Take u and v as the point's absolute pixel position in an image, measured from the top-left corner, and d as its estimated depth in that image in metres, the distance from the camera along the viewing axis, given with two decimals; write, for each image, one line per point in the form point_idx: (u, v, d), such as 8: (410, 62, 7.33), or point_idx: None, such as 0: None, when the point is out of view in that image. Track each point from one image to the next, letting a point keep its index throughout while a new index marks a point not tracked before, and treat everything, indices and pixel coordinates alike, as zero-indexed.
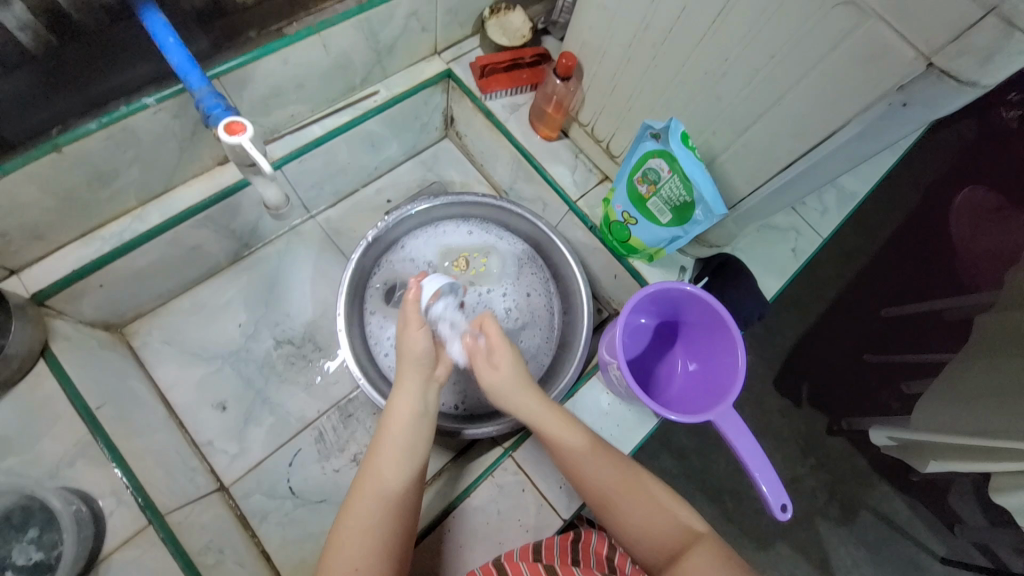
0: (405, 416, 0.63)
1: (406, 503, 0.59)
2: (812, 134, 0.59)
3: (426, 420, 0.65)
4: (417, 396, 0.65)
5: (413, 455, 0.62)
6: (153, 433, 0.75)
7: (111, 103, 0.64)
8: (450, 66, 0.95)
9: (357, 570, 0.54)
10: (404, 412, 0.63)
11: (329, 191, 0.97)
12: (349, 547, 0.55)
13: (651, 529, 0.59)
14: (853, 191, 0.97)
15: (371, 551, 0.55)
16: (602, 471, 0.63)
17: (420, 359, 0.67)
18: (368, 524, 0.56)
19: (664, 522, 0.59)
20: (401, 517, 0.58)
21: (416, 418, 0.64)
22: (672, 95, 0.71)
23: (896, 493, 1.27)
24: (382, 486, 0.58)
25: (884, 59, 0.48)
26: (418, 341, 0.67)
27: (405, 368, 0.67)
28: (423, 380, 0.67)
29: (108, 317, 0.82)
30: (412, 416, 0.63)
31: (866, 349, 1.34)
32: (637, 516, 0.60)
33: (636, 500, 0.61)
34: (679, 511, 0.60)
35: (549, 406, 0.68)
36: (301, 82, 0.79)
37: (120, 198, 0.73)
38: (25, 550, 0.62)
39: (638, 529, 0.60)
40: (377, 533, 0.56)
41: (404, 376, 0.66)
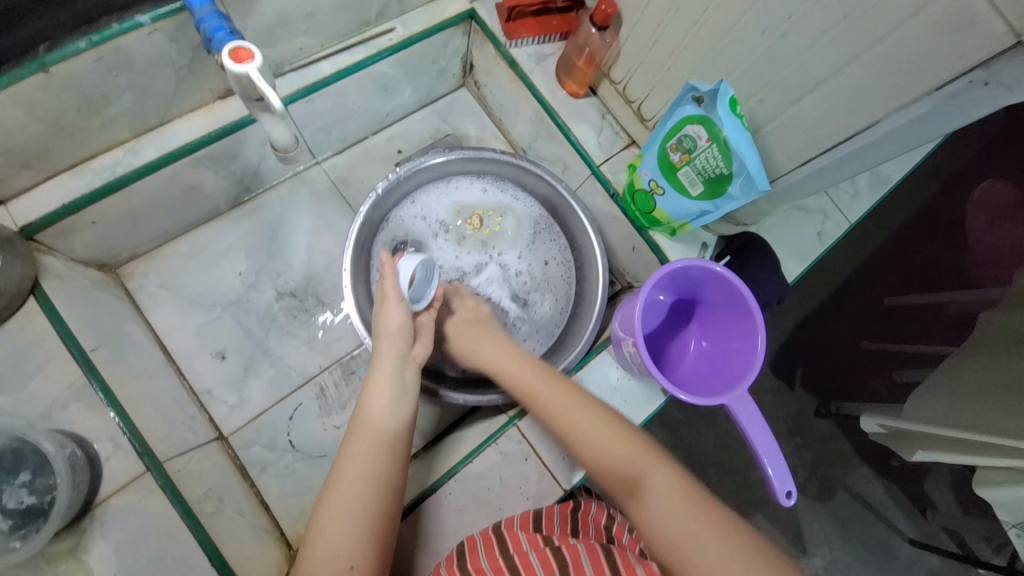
0: (385, 393, 0.61)
1: (392, 483, 0.57)
2: (872, 110, 0.54)
3: (408, 397, 0.63)
4: (394, 374, 0.64)
5: (396, 430, 0.60)
6: (151, 378, 0.73)
7: (102, 19, 0.57)
8: (474, 5, 0.86)
9: (340, 553, 0.51)
10: (383, 388, 0.62)
11: (337, 137, 0.91)
12: (335, 528, 0.52)
13: (611, 457, 0.56)
14: (888, 176, 0.91)
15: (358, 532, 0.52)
16: (553, 401, 0.62)
17: (396, 334, 0.66)
18: (354, 503, 0.54)
19: (623, 455, 0.56)
20: (388, 499, 0.56)
21: (397, 395, 0.62)
22: (721, 55, 0.64)
23: (880, 479, 1.29)
24: (369, 466, 0.56)
25: (971, 29, 0.43)
26: (394, 317, 0.67)
27: (381, 343, 0.66)
28: (402, 355, 0.66)
29: (102, 256, 0.78)
30: (392, 394, 0.62)
31: (863, 336, 1.34)
32: (596, 446, 0.57)
33: (592, 432, 0.58)
34: (637, 446, 0.56)
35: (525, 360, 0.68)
36: (311, 11, 0.71)
37: (112, 128, 0.67)
38: (16, 494, 0.60)
39: (599, 458, 0.57)
40: (365, 516, 0.53)
41: (381, 354, 0.65)
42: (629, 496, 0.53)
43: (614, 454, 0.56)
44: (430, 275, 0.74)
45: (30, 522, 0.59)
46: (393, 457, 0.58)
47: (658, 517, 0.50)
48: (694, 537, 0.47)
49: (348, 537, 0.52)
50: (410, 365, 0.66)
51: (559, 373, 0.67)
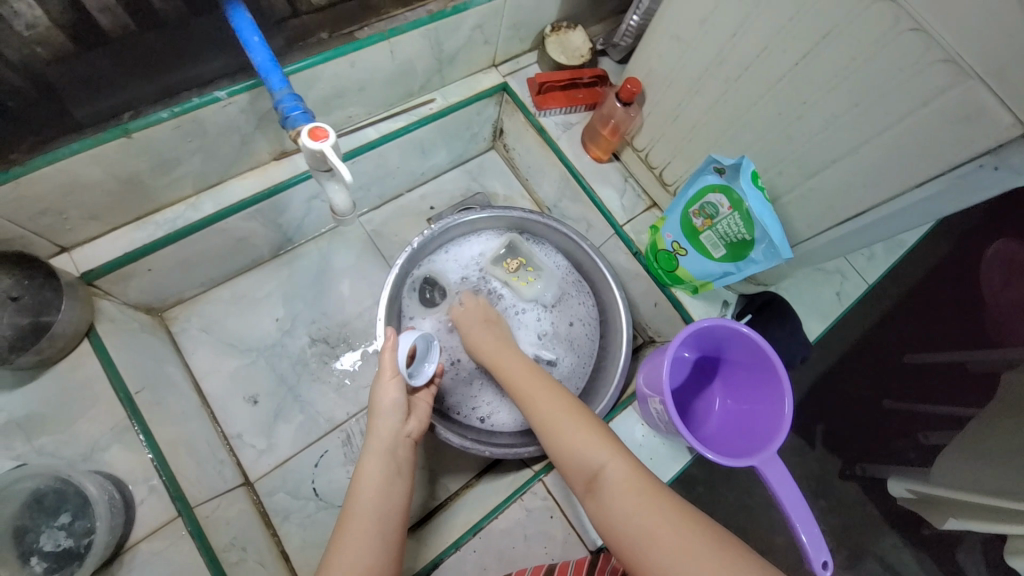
0: (377, 475, 0.59)
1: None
2: (887, 186, 0.58)
3: (399, 477, 0.61)
4: (385, 456, 0.61)
5: (388, 516, 0.57)
6: (186, 421, 0.75)
7: (182, 93, 0.64)
8: (507, 79, 0.95)
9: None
10: (376, 465, 0.60)
11: (375, 193, 0.98)
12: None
13: (576, 447, 0.57)
14: (903, 241, 0.96)
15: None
16: (534, 394, 0.64)
17: (390, 411, 0.64)
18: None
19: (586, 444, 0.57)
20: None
21: (389, 478, 0.60)
22: (740, 131, 0.70)
23: (915, 550, 1.23)
24: (359, 563, 0.52)
25: (976, 120, 0.47)
26: (391, 392, 0.65)
27: (375, 423, 0.64)
28: (396, 430, 0.64)
29: (151, 301, 0.82)
30: (384, 477, 0.59)
31: (887, 394, 1.32)
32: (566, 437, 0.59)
33: (559, 422, 0.60)
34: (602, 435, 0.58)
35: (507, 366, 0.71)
36: (363, 85, 0.79)
37: (178, 185, 0.73)
38: (54, 536, 0.60)
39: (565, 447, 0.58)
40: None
41: (373, 433, 0.63)
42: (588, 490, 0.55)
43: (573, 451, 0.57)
44: (428, 348, 0.73)
45: (61, 567, 0.59)
46: (385, 549, 0.54)
47: (613, 506, 0.51)
48: (643, 516, 0.49)
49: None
50: (403, 441, 0.64)
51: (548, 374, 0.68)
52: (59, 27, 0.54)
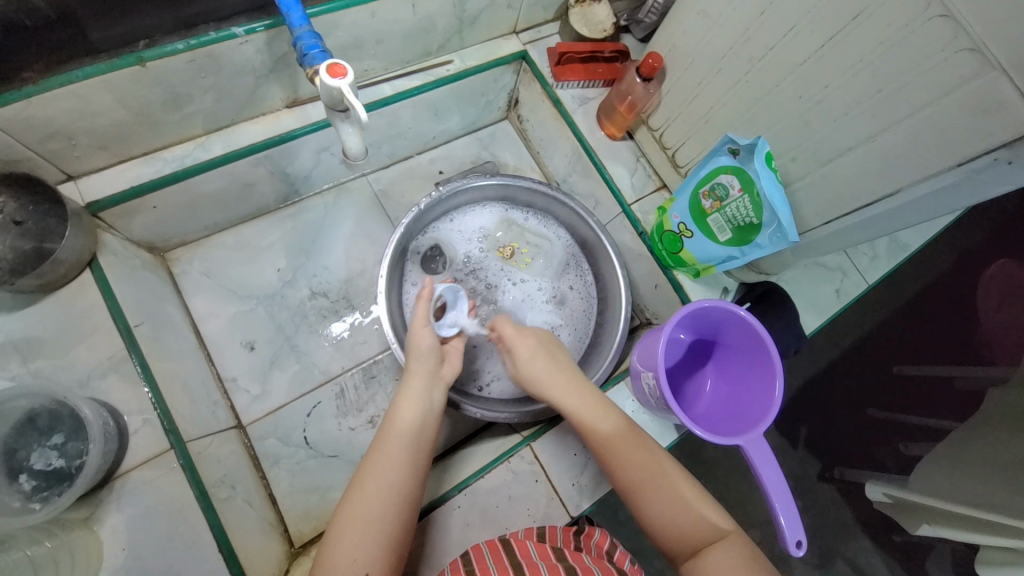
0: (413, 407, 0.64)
1: (410, 496, 0.58)
2: (900, 176, 0.58)
3: (432, 414, 0.66)
4: (422, 392, 0.66)
5: (417, 445, 0.62)
6: (182, 360, 0.76)
7: (200, 27, 0.63)
8: (527, 47, 0.93)
9: (357, 561, 0.52)
10: (415, 405, 0.64)
11: (385, 152, 0.97)
12: (353, 538, 0.53)
13: (682, 526, 0.57)
14: (906, 244, 0.96)
15: (371, 545, 0.53)
16: (626, 455, 0.62)
17: (423, 353, 0.69)
18: (369, 514, 0.55)
19: (688, 515, 0.58)
20: (403, 514, 0.57)
21: (421, 411, 0.65)
22: (757, 115, 0.70)
23: (885, 551, 1.26)
24: (387, 477, 0.57)
25: (998, 114, 0.47)
26: (424, 337, 0.70)
27: (412, 364, 0.69)
28: (430, 376, 0.69)
29: (154, 239, 0.82)
30: (420, 408, 0.65)
31: (872, 403, 1.34)
32: (662, 507, 0.59)
33: (656, 489, 0.60)
34: (706, 504, 0.59)
35: (587, 394, 0.68)
36: (383, 38, 0.78)
37: (189, 122, 0.72)
38: (45, 455, 0.61)
39: (660, 520, 0.59)
40: (380, 529, 0.55)
41: (411, 373, 0.68)
42: (691, 557, 0.56)
43: (687, 521, 0.58)
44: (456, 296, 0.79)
45: (52, 486, 0.60)
46: (412, 469, 0.60)
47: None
48: None
49: (364, 544, 0.53)
50: (437, 386, 0.69)
51: (599, 395, 0.69)
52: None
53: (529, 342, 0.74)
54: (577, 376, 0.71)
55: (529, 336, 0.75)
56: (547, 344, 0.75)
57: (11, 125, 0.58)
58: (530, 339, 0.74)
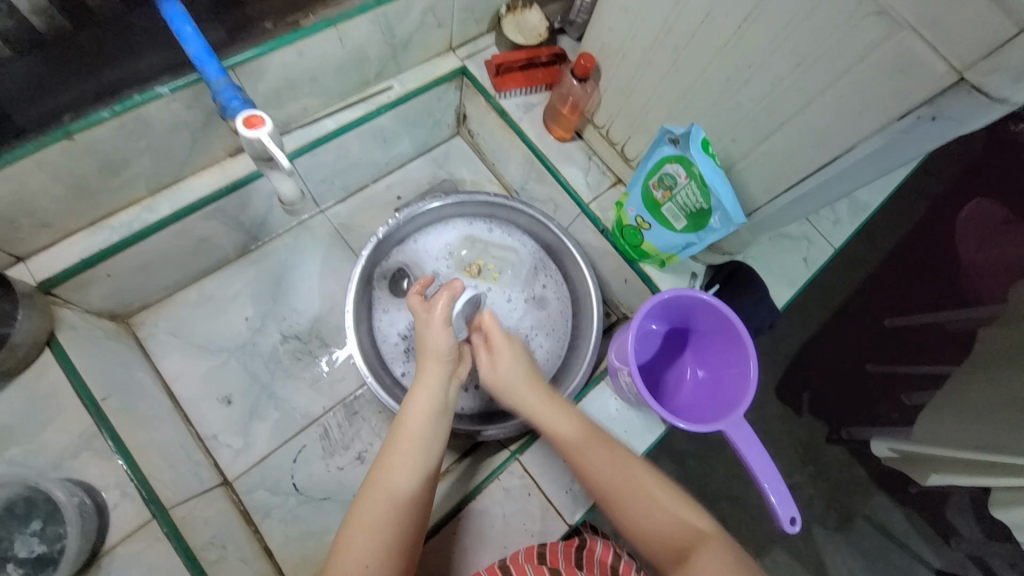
0: (422, 411, 0.63)
1: (419, 496, 0.58)
2: (833, 145, 0.58)
3: (445, 416, 0.65)
4: (435, 394, 0.65)
5: (426, 453, 0.61)
6: (158, 425, 0.75)
7: (123, 90, 0.62)
8: (465, 63, 0.94)
9: (366, 566, 0.53)
10: (424, 405, 0.64)
11: (339, 186, 0.97)
12: (359, 540, 0.54)
13: (659, 529, 0.57)
14: (866, 203, 0.97)
15: (378, 547, 0.54)
16: (602, 458, 0.62)
17: (443, 355, 0.68)
18: (378, 516, 0.55)
19: (667, 518, 0.57)
20: (411, 517, 0.57)
21: (433, 415, 0.64)
22: (692, 101, 0.70)
23: (897, 507, 1.26)
24: (395, 476, 0.58)
25: (914, 72, 0.48)
26: (440, 338, 0.68)
27: (425, 363, 0.68)
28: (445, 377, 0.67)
29: (115, 307, 0.81)
30: (433, 411, 0.64)
31: (869, 357, 1.34)
32: (640, 510, 0.58)
33: (639, 494, 0.59)
34: (684, 508, 0.58)
35: (571, 415, 0.67)
36: (316, 75, 0.78)
37: (130, 188, 0.72)
38: (27, 543, 0.61)
39: (641, 527, 0.58)
40: (385, 533, 0.55)
41: (425, 374, 0.66)
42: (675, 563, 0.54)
43: (670, 524, 0.57)
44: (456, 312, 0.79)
45: (38, 572, 0.60)
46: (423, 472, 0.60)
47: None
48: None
49: (370, 549, 0.53)
50: (453, 383, 0.68)
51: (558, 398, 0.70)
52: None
53: (513, 348, 0.74)
54: (545, 383, 0.72)
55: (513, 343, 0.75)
56: (522, 353, 0.75)
57: None
58: (516, 349, 0.74)
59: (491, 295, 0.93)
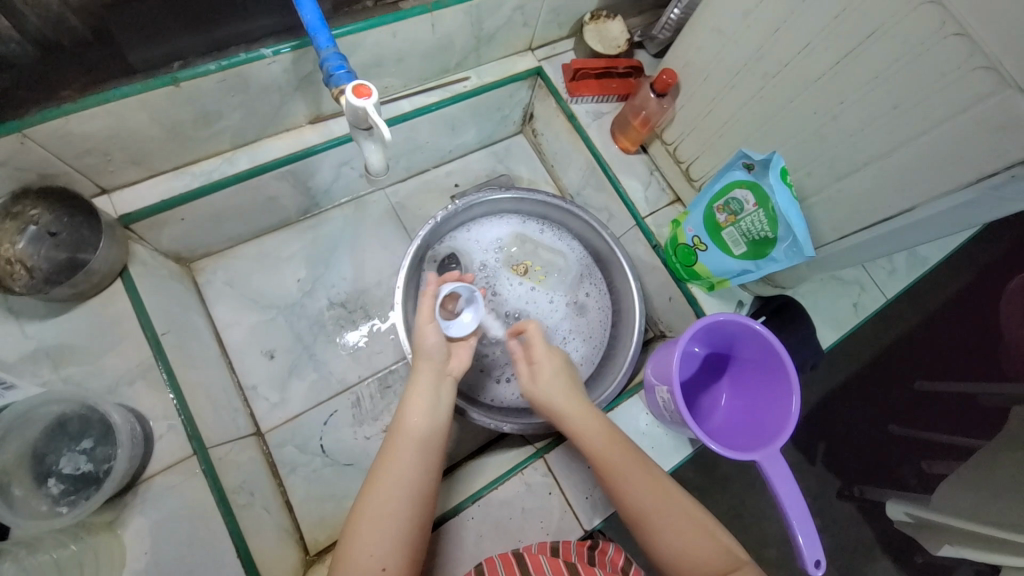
0: (420, 406, 0.65)
1: (421, 489, 0.59)
2: (916, 193, 0.58)
3: (442, 410, 0.66)
4: (431, 390, 0.67)
5: (425, 445, 0.62)
6: (206, 368, 0.78)
7: (230, 49, 0.66)
8: (542, 64, 0.95)
9: (373, 556, 0.53)
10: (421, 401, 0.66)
11: (402, 166, 0.99)
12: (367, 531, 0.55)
13: (695, 551, 0.56)
14: (926, 258, 0.95)
15: (387, 538, 0.55)
16: (639, 481, 0.62)
17: (429, 353, 0.70)
18: (385, 509, 0.56)
19: (704, 543, 0.57)
20: (415, 510, 0.57)
21: (429, 408, 0.65)
22: (771, 130, 0.70)
23: (908, 574, 1.22)
24: (399, 471, 0.59)
25: (1018, 130, 0.47)
26: (429, 336, 0.71)
27: (418, 364, 0.70)
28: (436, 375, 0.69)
29: (181, 250, 0.85)
30: (428, 405, 0.65)
31: (892, 419, 1.30)
32: (675, 533, 0.58)
33: (675, 520, 0.59)
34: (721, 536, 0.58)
35: (617, 439, 0.66)
36: (403, 56, 0.80)
37: (217, 139, 0.75)
38: (74, 459, 0.63)
39: (677, 549, 0.57)
40: (392, 525, 0.56)
41: (419, 372, 0.68)
42: None
43: (708, 550, 0.56)
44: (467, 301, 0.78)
45: (80, 488, 0.62)
46: (424, 465, 0.61)
47: None
48: None
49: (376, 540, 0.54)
50: (444, 381, 0.70)
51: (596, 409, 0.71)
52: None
53: (555, 362, 0.75)
54: (585, 401, 0.72)
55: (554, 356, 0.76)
56: (563, 364, 0.76)
57: (54, 142, 0.61)
58: (555, 361, 0.75)
59: (534, 295, 0.94)
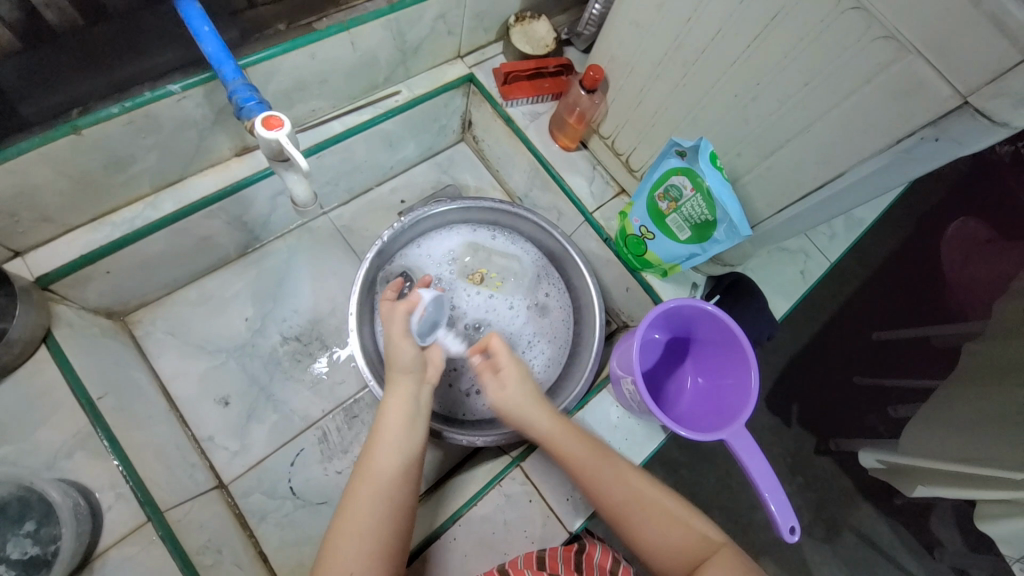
0: (399, 420, 0.62)
1: (401, 504, 0.57)
2: (837, 163, 0.60)
3: (421, 420, 0.64)
4: (409, 401, 0.64)
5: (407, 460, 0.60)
6: (154, 426, 0.74)
7: (133, 88, 0.62)
8: (472, 71, 0.95)
9: None
10: (398, 412, 0.63)
11: (343, 188, 0.97)
12: (343, 552, 0.53)
13: (670, 541, 0.58)
14: (861, 219, 1.00)
15: (366, 555, 0.53)
16: (609, 481, 0.62)
17: (408, 367, 0.66)
18: (359, 528, 0.54)
19: (679, 531, 0.58)
20: (394, 523, 0.56)
21: (409, 422, 0.63)
22: (699, 115, 0.72)
23: (884, 520, 1.27)
24: (374, 489, 0.57)
25: (920, 94, 0.49)
26: (405, 350, 0.67)
27: (394, 377, 0.67)
28: (417, 384, 0.67)
29: (113, 305, 0.80)
30: (406, 418, 0.63)
31: (856, 371, 1.36)
32: (651, 527, 0.59)
33: (654, 515, 0.60)
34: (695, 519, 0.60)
35: (586, 441, 0.66)
36: (326, 77, 0.78)
37: (135, 184, 0.71)
38: (20, 544, 0.59)
39: (656, 543, 0.59)
40: (368, 542, 0.54)
41: (395, 384, 0.66)
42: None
43: (683, 536, 0.58)
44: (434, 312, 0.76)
45: (30, 574, 0.58)
46: (405, 480, 0.59)
47: None
48: None
49: (354, 559, 0.53)
50: (425, 388, 0.68)
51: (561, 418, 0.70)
52: (7, 26, 0.53)
53: (516, 370, 0.71)
54: (545, 400, 0.71)
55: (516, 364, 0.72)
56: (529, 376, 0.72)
57: None
58: (520, 371, 0.71)
59: (494, 302, 0.93)
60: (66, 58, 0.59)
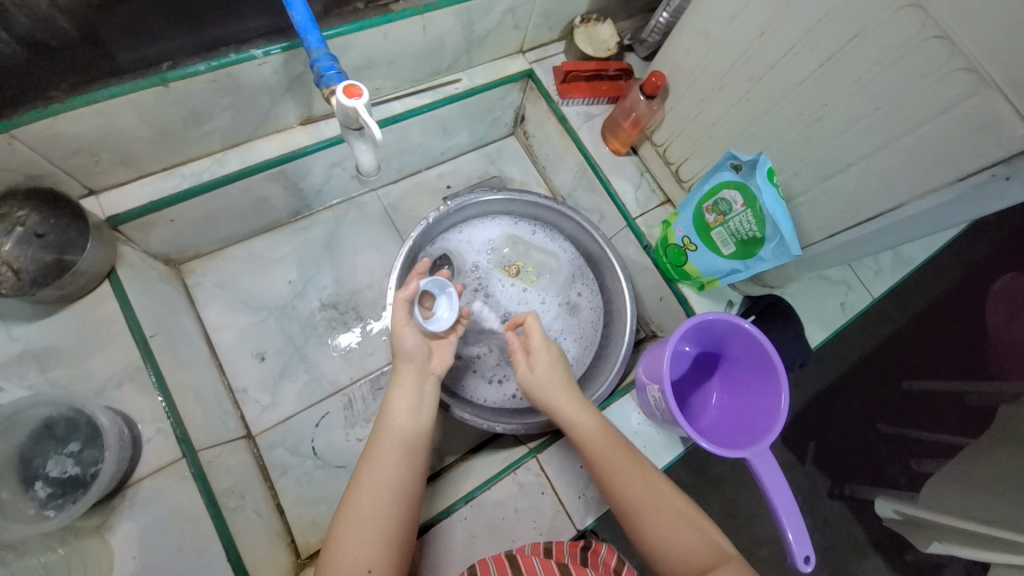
0: (407, 409, 0.64)
1: (407, 494, 0.59)
2: (899, 193, 0.59)
3: (423, 411, 0.66)
4: (414, 392, 0.67)
5: (413, 447, 0.62)
6: (196, 370, 0.77)
7: (220, 49, 0.66)
8: (533, 66, 0.96)
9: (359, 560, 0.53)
10: (404, 403, 0.65)
11: (394, 167, 0.99)
12: (352, 536, 0.54)
13: (672, 537, 0.58)
14: (910, 257, 0.97)
15: (373, 539, 0.54)
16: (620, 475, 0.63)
17: (412, 355, 0.69)
18: (371, 513, 0.55)
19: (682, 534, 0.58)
20: (400, 509, 0.57)
21: (415, 411, 0.65)
22: (758, 131, 0.71)
23: (897, 571, 1.23)
24: (383, 479, 0.58)
25: (995, 129, 0.48)
26: (410, 338, 0.69)
27: (399, 367, 0.69)
28: (419, 377, 0.69)
29: (170, 252, 0.84)
30: (412, 408, 0.65)
31: (883, 418, 1.32)
32: (656, 521, 0.59)
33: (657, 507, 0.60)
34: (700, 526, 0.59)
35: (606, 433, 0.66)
36: (395, 58, 0.80)
37: (207, 140, 0.75)
38: (60, 463, 0.62)
39: (660, 540, 0.58)
40: (375, 528, 0.55)
41: (401, 374, 0.68)
42: None
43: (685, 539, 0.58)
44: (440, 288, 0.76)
45: (67, 493, 0.61)
46: (412, 463, 0.61)
47: None
48: None
49: (361, 543, 0.54)
50: (427, 381, 0.69)
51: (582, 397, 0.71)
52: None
53: (550, 355, 0.73)
54: (570, 381, 0.72)
55: (550, 348, 0.74)
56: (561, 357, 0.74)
57: (40, 143, 0.60)
58: (553, 353, 0.73)
59: (527, 296, 0.94)
60: (159, 14, 0.61)
